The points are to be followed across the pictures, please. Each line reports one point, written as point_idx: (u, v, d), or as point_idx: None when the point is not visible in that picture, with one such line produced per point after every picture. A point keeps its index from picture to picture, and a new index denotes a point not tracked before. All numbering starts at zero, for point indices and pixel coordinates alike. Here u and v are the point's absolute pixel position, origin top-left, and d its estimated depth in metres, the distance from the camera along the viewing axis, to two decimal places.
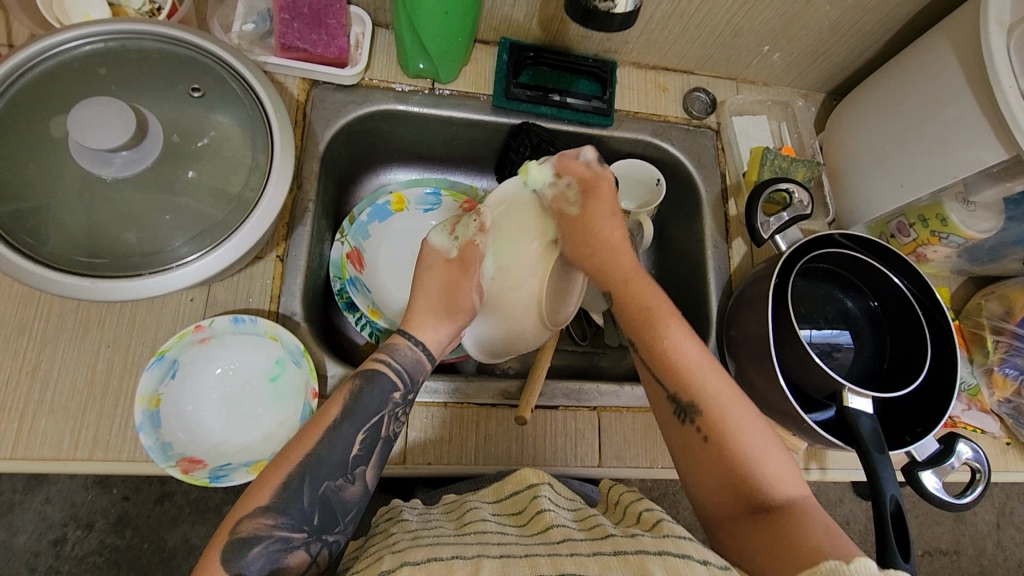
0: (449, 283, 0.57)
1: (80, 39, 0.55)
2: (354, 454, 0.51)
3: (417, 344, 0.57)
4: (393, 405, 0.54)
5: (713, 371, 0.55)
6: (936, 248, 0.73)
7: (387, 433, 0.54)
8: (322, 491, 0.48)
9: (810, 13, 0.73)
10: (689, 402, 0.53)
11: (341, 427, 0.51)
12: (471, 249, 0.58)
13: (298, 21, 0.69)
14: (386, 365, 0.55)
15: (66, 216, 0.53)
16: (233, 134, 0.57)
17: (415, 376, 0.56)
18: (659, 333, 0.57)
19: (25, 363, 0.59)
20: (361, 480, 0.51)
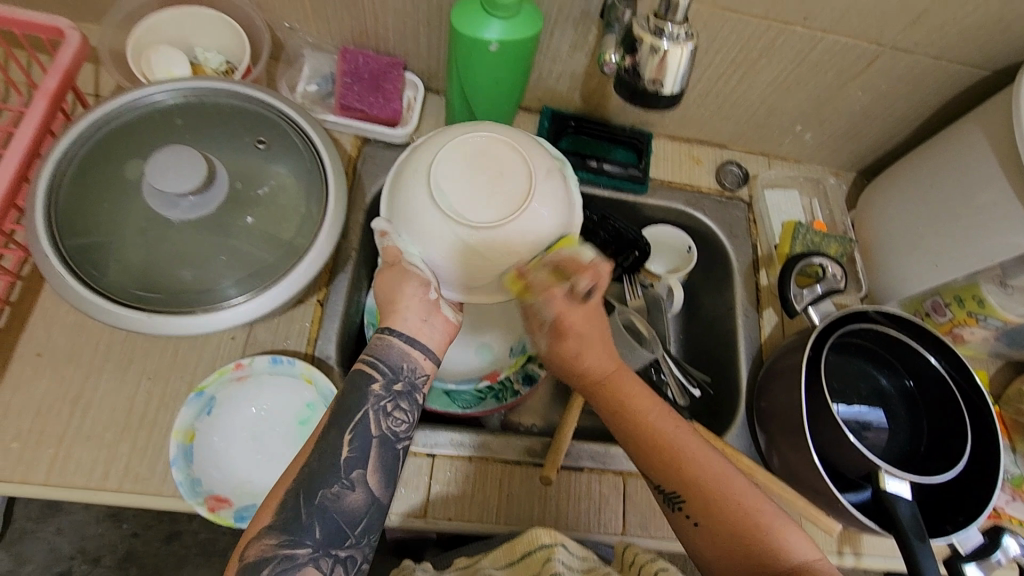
0: (394, 280, 0.56)
1: (163, 92, 0.61)
2: (345, 458, 0.49)
3: (401, 338, 0.54)
4: (375, 398, 0.51)
5: (692, 453, 0.54)
6: (974, 330, 0.72)
7: (382, 431, 0.51)
8: (318, 502, 0.47)
9: (842, 98, 0.76)
10: (673, 491, 0.54)
11: (328, 434, 0.50)
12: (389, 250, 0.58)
13: (358, 85, 0.74)
14: (370, 364, 0.53)
15: (131, 253, 0.56)
16: (291, 184, 0.61)
17: (396, 364, 0.53)
18: (637, 421, 0.56)
19: (69, 389, 0.61)
20: (361, 486, 0.49)
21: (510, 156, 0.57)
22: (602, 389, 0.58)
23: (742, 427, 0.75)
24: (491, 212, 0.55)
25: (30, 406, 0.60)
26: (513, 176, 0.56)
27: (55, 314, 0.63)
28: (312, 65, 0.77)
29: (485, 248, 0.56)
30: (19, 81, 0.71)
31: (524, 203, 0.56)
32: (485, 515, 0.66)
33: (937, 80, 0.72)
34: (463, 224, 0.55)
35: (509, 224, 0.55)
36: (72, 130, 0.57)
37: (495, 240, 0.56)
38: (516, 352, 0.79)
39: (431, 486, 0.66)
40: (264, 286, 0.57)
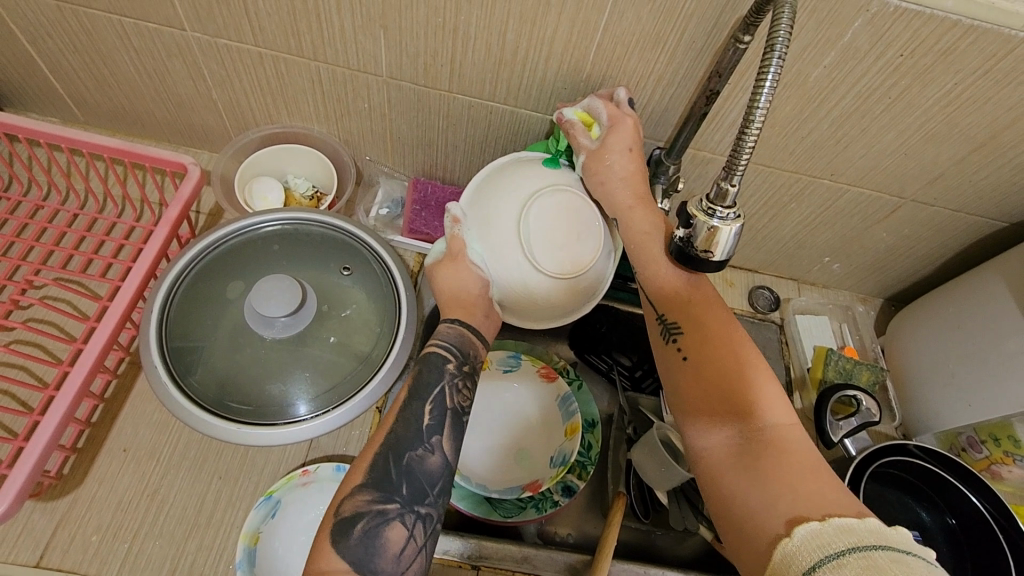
0: (456, 272, 0.63)
1: (265, 221, 0.70)
2: (427, 424, 0.55)
3: (456, 322, 0.62)
4: (450, 376, 0.58)
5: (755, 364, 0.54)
6: (1012, 469, 0.72)
7: (454, 405, 0.57)
8: (406, 463, 0.52)
9: (867, 238, 0.82)
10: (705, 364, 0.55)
11: (409, 406, 0.56)
12: (456, 242, 0.63)
13: (425, 212, 0.83)
14: (436, 345, 0.60)
15: (226, 365, 0.62)
16: (369, 306, 0.68)
17: (465, 350, 0.61)
18: (698, 305, 0.59)
19: (148, 485, 0.66)
20: (439, 451, 0.54)
21: (592, 225, 0.62)
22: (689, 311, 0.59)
23: None
24: (558, 261, 0.60)
25: (111, 499, 0.64)
26: (586, 242, 0.62)
27: (142, 411, 0.70)
28: (385, 190, 0.86)
29: (538, 291, 0.61)
30: (134, 199, 0.82)
31: (586, 270, 0.62)
32: None
33: (957, 227, 0.78)
34: (531, 262, 0.60)
35: (567, 280, 0.61)
36: (188, 254, 0.66)
37: (547, 289, 0.61)
38: (557, 462, 0.82)
39: None
40: (339, 402, 0.62)
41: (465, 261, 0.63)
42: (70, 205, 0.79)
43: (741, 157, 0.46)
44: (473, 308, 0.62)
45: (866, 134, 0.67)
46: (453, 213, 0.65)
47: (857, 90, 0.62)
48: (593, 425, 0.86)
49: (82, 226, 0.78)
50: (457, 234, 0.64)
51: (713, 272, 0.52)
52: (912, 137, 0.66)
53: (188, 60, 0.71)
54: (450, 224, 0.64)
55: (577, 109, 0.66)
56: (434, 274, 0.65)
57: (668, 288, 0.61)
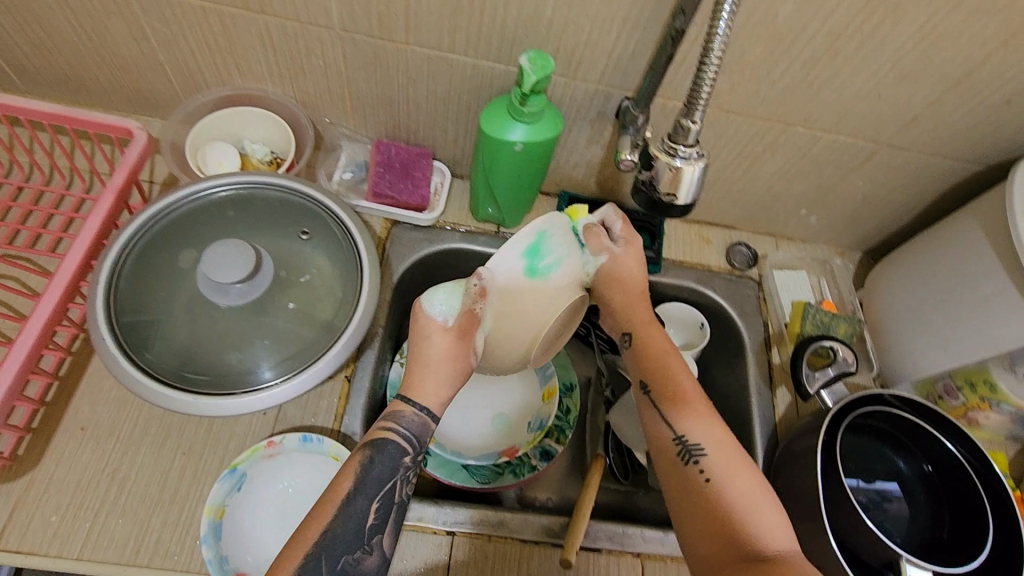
0: (457, 352, 0.58)
1: (217, 186, 0.66)
2: (370, 523, 0.53)
3: (423, 409, 0.58)
4: (404, 469, 0.56)
5: (738, 456, 0.58)
6: (988, 415, 0.74)
7: (400, 497, 0.55)
8: (341, 567, 0.50)
9: (844, 187, 0.81)
10: (696, 447, 0.58)
11: (353, 499, 0.53)
12: (467, 317, 0.58)
13: (390, 173, 0.81)
14: (392, 433, 0.56)
15: (179, 335, 0.60)
16: (331, 271, 0.65)
17: (424, 438, 0.58)
18: (667, 369, 0.63)
19: (108, 464, 0.64)
20: (378, 548, 0.53)
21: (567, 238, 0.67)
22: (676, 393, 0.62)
23: None
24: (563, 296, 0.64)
25: (70, 480, 0.62)
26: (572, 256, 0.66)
27: (99, 388, 0.67)
28: (348, 154, 0.83)
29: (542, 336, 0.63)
30: (82, 169, 0.78)
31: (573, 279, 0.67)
32: None
33: (934, 173, 0.76)
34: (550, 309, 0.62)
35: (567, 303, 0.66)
36: (135, 221, 0.63)
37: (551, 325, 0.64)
38: (534, 427, 0.81)
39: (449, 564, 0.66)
40: (302, 368, 0.60)
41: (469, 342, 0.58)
42: (13, 178, 0.75)
43: (701, 91, 0.44)
44: (438, 395, 0.58)
45: (838, 76, 0.64)
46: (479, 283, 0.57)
47: (828, 28, 0.59)
48: (571, 389, 0.85)
49: (28, 200, 0.75)
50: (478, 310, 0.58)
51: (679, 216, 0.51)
52: (886, 77, 0.64)
53: (127, 17, 0.66)
54: (471, 296, 0.58)
55: (528, 57, 0.60)
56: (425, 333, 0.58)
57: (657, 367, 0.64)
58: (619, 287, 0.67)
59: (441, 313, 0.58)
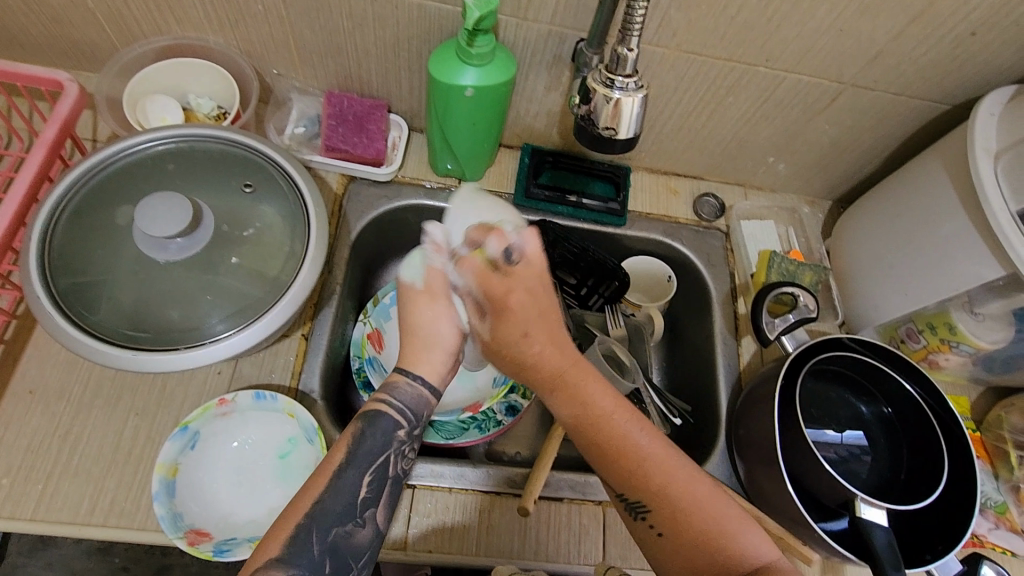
0: (434, 314, 0.57)
1: (155, 140, 0.64)
2: (362, 496, 0.51)
3: (416, 379, 0.56)
4: (397, 443, 0.54)
5: (680, 468, 0.56)
6: (948, 356, 0.73)
7: (395, 471, 0.54)
8: (332, 538, 0.49)
9: (810, 132, 0.79)
10: (638, 500, 0.56)
11: (343, 471, 0.51)
12: (436, 275, 0.58)
13: (343, 127, 0.78)
14: (387, 405, 0.54)
15: (120, 293, 0.58)
16: (278, 224, 0.64)
17: (419, 412, 0.55)
18: (578, 394, 0.57)
19: (59, 426, 0.63)
20: (371, 522, 0.52)
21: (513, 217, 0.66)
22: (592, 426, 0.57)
23: (721, 456, 0.76)
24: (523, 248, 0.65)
25: (20, 442, 0.62)
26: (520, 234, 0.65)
27: (47, 351, 0.66)
28: (299, 108, 0.80)
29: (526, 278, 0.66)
30: (20, 129, 0.75)
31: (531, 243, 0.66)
32: (463, 546, 0.66)
33: (900, 114, 0.74)
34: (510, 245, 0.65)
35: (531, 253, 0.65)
36: (67, 177, 0.60)
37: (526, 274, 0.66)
38: (500, 382, 0.81)
39: (410, 517, 0.66)
40: (248, 321, 0.59)
41: (446, 300, 0.57)
42: None
43: (633, 18, 0.43)
44: (435, 366, 0.57)
45: (798, 10, 0.62)
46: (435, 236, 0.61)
47: None
48: None
49: None
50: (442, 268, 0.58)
51: (622, 152, 0.51)
52: (847, 10, 0.61)
53: None
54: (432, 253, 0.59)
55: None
56: (406, 303, 0.58)
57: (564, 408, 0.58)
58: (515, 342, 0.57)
59: (412, 278, 0.58)
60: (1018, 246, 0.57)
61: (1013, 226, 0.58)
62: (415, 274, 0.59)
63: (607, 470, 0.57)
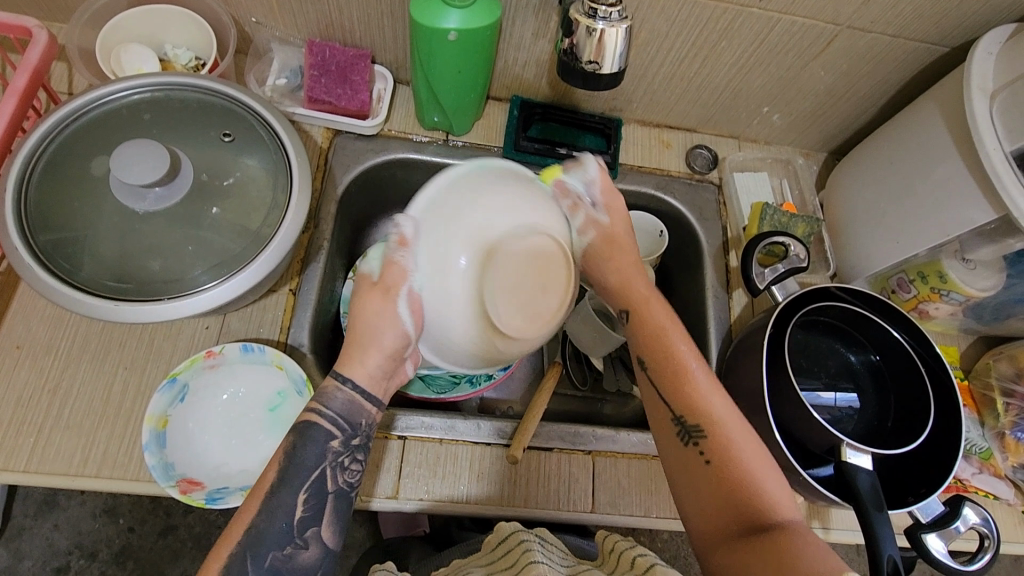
0: (376, 315, 0.55)
1: (129, 88, 0.62)
2: (299, 517, 0.52)
3: (347, 385, 0.56)
4: (333, 454, 0.55)
5: (723, 402, 0.57)
6: (939, 305, 0.73)
7: (336, 486, 0.55)
8: (270, 563, 0.51)
9: (805, 79, 0.77)
10: (694, 424, 0.56)
11: (277, 492, 0.52)
12: (392, 270, 0.54)
13: (326, 78, 0.75)
14: (320, 416, 0.55)
15: (100, 244, 0.57)
16: (259, 175, 0.63)
17: (353, 420, 0.56)
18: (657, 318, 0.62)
19: (48, 379, 0.63)
20: (314, 541, 0.53)
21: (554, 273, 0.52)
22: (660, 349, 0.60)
23: None
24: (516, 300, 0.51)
25: (10, 396, 0.62)
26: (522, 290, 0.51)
27: (33, 306, 0.65)
28: (280, 59, 0.78)
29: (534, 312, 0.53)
30: None
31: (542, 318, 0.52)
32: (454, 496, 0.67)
33: (897, 57, 0.72)
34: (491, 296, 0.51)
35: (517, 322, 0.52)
36: (41, 127, 0.59)
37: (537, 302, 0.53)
38: None
39: (402, 468, 0.67)
40: (232, 272, 0.59)
41: (397, 298, 0.54)
42: None
43: None
44: (371, 371, 0.56)
45: None
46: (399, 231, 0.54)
47: None
48: None
49: None
50: (399, 261, 0.54)
51: (606, 88, 0.52)
52: None
53: None
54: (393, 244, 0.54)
55: None
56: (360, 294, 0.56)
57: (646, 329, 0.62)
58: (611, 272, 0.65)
59: (372, 268, 0.56)
60: (1010, 186, 0.56)
61: (1006, 166, 0.57)
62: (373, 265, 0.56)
63: (665, 388, 0.59)
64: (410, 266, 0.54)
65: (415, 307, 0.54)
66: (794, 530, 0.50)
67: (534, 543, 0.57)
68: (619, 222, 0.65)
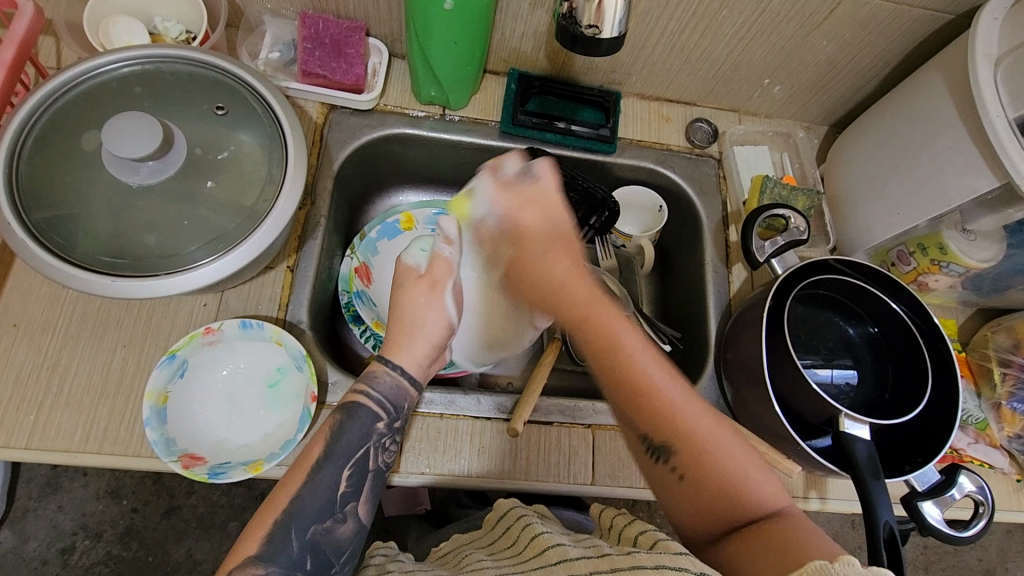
0: (420, 301, 0.58)
1: (119, 61, 0.61)
2: (342, 491, 0.53)
3: (394, 369, 0.57)
4: (377, 435, 0.56)
5: (692, 404, 0.55)
6: (938, 277, 0.73)
7: (376, 465, 0.56)
8: (311, 536, 0.51)
9: (806, 49, 0.76)
10: (660, 442, 0.54)
11: (321, 466, 0.53)
12: (438, 264, 0.60)
13: (319, 50, 0.74)
14: (365, 396, 0.56)
15: (94, 220, 0.57)
16: (254, 150, 0.62)
17: (398, 403, 0.57)
18: (602, 329, 0.57)
19: (46, 358, 0.63)
20: (352, 517, 0.53)
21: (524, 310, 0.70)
22: (609, 355, 0.56)
23: (710, 380, 0.77)
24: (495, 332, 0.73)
25: (8, 374, 0.62)
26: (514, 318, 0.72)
27: (27, 285, 0.65)
28: (273, 32, 0.77)
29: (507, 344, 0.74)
30: None
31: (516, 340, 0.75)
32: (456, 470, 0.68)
33: (900, 26, 0.71)
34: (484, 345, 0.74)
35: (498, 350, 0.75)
36: (30, 100, 0.58)
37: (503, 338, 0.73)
38: None
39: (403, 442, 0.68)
40: (229, 247, 0.59)
41: (443, 290, 0.59)
42: None
43: None
44: (417, 356, 0.58)
45: None
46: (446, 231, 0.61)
47: None
48: None
49: None
50: (448, 256, 0.61)
51: (603, 55, 0.52)
52: None
53: None
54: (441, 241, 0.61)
55: None
56: (400, 280, 0.60)
57: (591, 338, 0.58)
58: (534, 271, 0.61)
59: (416, 262, 0.61)
60: (1013, 153, 0.55)
61: (1009, 133, 0.56)
62: (418, 259, 0.61)
63: (626, 406, 0.56)
64: (454, 260, 0.61)
65: (456, 298, 0.60)
66: (787, 515, 0.49)
67: (534, 518, 0.56)
68: (540, 229, 0.60)
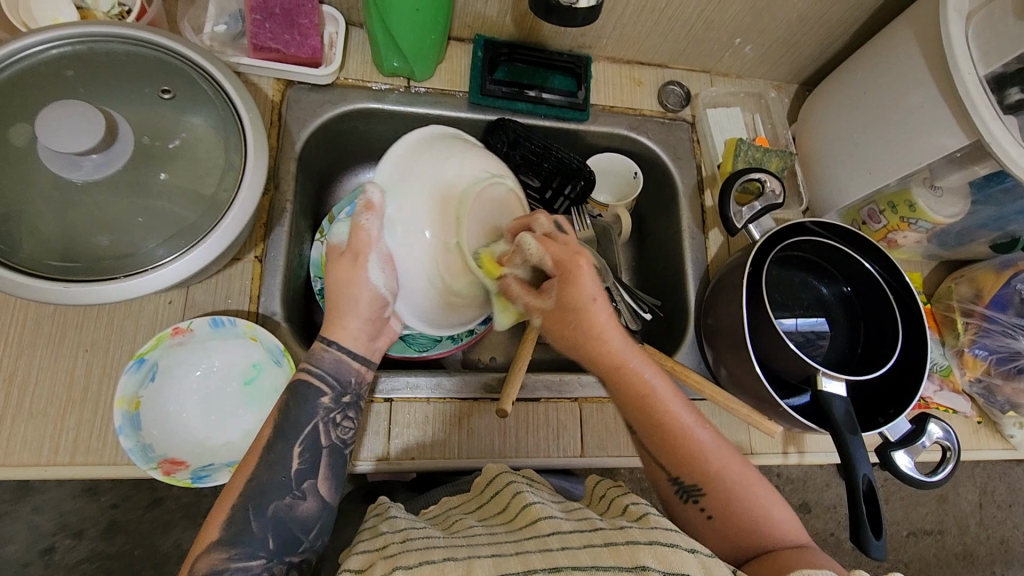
0: (345, 276, 0.56)
1: (45, 42, 0.55)
2: (296, 470, 0.53)
3: (333, 345, 0.58)
4: (325, 411, 0.56)
5: (723, 451, 0.57)
6: (907, 233, 0.75)
7: (330, 440, 0.56)
8: (271, 514, 0.51)
9: (777, 7, 0.74)
10: (691, 482, 0.56)
11: (274, 446, 0.53)
12: (360, 235, 0.56)
13: (270, 22, 0.69)
14: (309, 372, 0.57)
15: (37, 221, 0.52)
16: (206, 134, 0.58)
17: (343, 378, 0.58)
18: (630, 387, 0.57)
19: (2, 370, 0.59)
20: (312, 494, 0.53)
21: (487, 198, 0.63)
22: (646, 407, 0.57)
23: (691, 346, 0.78)
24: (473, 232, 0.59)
25: None
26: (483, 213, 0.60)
27: None
28: (217, 4, 0.71)
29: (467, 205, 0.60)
30: None
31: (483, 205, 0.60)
32: (446, 452, 0.67)
33: None
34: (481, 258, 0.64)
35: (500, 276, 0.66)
36: None
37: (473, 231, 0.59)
38: None
39: (391, 429, 0.67)
40: (193, 243, 0.55)
41: (366, 262, 0.56)
42: None
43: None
44: (360, 334, 0.58)
45: None
46: (369, 196, 0.56)
47: None
48: None
49: None
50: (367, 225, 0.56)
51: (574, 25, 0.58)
52: None
53: None
54: (360, 211, 0.56)
55: None
56: (331, 262, 0.58)
57: (619, 391, 0.58)
58: (571, 330, 0.56)
59: (341, 237, 0.58)
60: (981, 109, 0.56)
61: (979, 89, 0.57)
62: (343, 235, 0.58)
63: (657, 451, 0.57)
64: (377, 230, 0.57)
65: (387, 267, 0.58)
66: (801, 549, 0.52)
67: (522, 484, 0.57)
68: (586, 288, 0.54)
